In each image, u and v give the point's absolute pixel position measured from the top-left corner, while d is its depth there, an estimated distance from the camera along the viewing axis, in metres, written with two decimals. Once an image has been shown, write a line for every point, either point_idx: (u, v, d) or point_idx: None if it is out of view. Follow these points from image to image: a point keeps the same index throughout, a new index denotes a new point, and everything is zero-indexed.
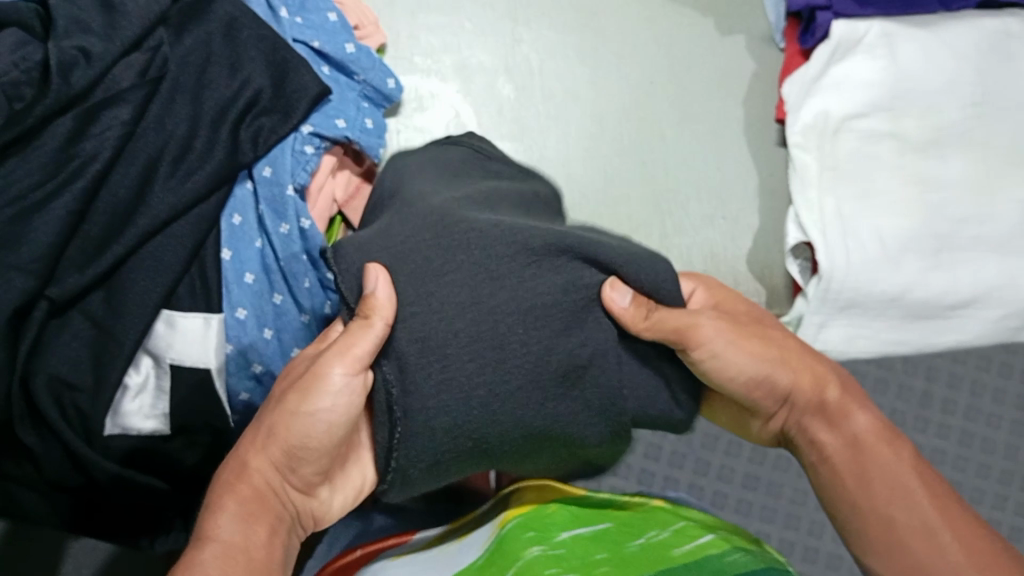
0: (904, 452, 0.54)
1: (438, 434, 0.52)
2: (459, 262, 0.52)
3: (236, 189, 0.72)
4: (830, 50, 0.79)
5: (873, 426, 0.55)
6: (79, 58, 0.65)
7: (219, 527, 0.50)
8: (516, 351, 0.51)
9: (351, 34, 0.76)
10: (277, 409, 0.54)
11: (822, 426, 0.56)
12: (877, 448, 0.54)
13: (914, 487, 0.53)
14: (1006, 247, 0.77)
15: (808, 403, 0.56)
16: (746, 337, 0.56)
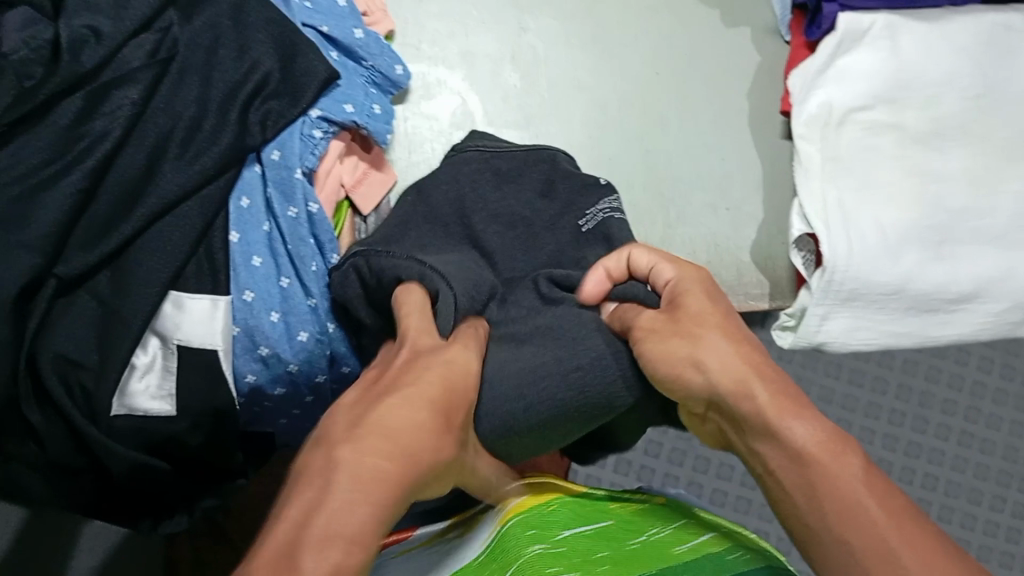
0: (852, 462, 0.46)
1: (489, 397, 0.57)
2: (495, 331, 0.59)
3: (244, 172, 0.72)
4: (835, 42, 0.79)
5: (815, 436, 0.48)
6: (89, 37, 0.65)
7: (354, 514, 0.38)
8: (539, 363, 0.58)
9: (359, 20, 0.76)
10: (424, 422, 0.45)
11: (766, 440, 0.49)
12: (818, 461, 0.47)
13: (863, 500, 0.45)
14: (1006, 240, 0.78)
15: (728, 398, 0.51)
16: (669, 342, 0.54)
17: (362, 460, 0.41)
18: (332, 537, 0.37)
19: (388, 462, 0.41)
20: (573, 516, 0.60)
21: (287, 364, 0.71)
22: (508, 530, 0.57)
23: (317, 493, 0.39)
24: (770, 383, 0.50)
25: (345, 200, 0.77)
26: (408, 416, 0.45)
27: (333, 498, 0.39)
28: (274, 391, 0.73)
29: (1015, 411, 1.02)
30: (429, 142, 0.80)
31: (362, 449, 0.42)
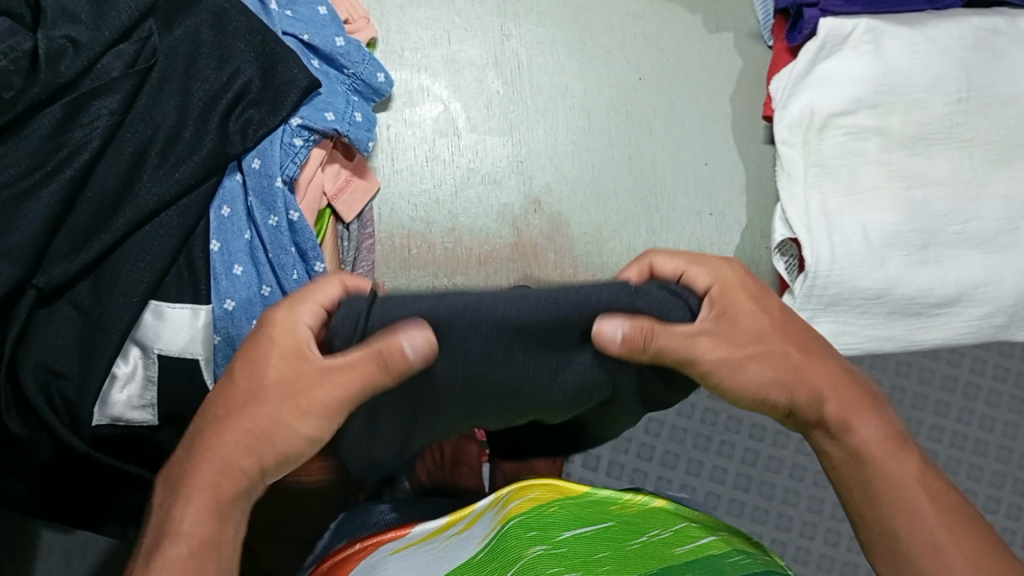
0: (913, 464, 0.47)
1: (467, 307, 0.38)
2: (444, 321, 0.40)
3: (225, 180, 0.72)
4: (817, 47, 0.78)
5: (881, 438, 0.48)
6: (66, 47, 0.65)
7: (188, 516, 0.44)
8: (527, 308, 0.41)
9: (340, 28, 0.76)
10: (249, 436, 0.46)
11: (826, 437, 0.49)
12: (885, 467, 0.47)
13: (914, 503, 0.46)
14: (990, 243, 0.77)
15: (807, 413, 0.48)
16: (752, 355, 0.47)
17: (182, 506, 0.45)
18: (167, 539, 0.44)
19: (197, 503, 0.44)
20: (573, 517, 0.52)
21: None
22: (508, 530, 0.49)
23: (155, 535, 0.45)
24: (839, 386, 0.48)
25: (328, 209, 0.77)
26: (230, 435, 0.46)
27: (168, 518, 0.45)
28: None
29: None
30: (412, 149, 0.81)
31: (184, 496, 0.45)
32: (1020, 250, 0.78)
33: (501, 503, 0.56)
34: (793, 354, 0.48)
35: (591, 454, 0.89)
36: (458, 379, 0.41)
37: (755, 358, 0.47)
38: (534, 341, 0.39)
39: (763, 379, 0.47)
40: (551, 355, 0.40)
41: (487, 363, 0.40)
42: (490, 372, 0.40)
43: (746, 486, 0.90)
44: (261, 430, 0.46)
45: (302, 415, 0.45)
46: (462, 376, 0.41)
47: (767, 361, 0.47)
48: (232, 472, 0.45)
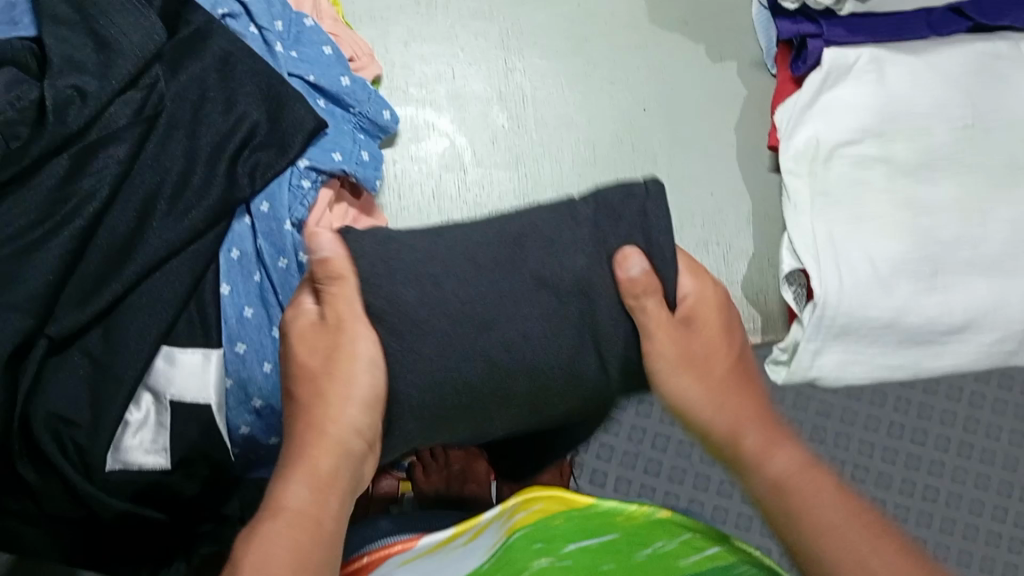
0: (828, 486, 0.48)
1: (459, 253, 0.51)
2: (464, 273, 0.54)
3: (234, 224, 0.72)
4: (822, 77, 0.79)
5: (792, 469, 0.49)
6: (74, 97, 0.65)
7: (292, 494, 0.47)
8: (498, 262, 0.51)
9: (345, 67, 0.76)
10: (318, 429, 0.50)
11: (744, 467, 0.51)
12: (804, 488, 0.48)
13: (833, 534, 0.46)
14: (997, 268, 0.78)
15: (727, 435, 0.52)
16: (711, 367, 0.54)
17: (283, 485, 0.48)
18: (275, 512, 0.46)
19: (294, 482, 0.47)
20: (580, 528, 0.53)
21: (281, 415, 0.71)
22: (515, 541, 0.52)
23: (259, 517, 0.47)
24: (762, 418, 0.52)
25: None
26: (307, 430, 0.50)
27: (272, 501, 0.47)
28: (271, 441, 0.72)
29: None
30: (419, 185, 0.81)
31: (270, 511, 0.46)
32: None
33: (508, 514, 0.57)
34: (717, 373, 0.54)
35: (598, 470, 0.89)
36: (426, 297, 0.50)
37: (702, 377, 0.53)
38: (517, 251, 0.51)
39: (679, 390, 0.53)
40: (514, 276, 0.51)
41: (449, 287, 0.50)
42: (459, 300, 0.50)
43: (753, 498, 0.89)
44: (339, 408, 0.50)
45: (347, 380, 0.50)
46: (431, 293, 0.50)
47: (697, 381, 0.53)
48: (324, 449, 0.49)
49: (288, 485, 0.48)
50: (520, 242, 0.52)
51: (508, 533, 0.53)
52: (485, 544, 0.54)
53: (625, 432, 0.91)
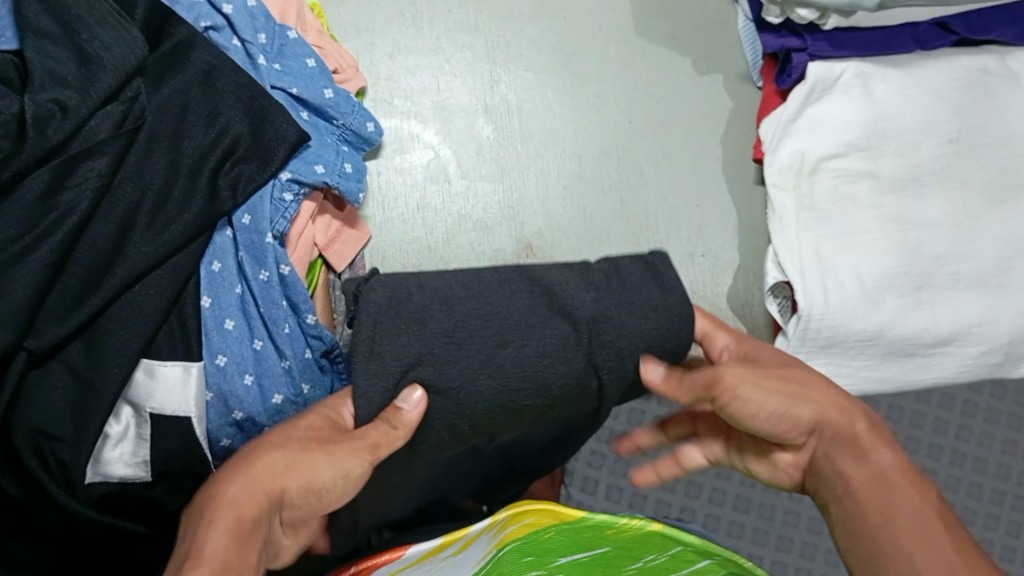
0: (929, 493, 0.50)
1: (465, 307, 0.52)
2: (473, 306, 0.51)
3: (215, 236, 0.72)
4: (806, 91, 0.78)
5: (898, 465, 0.51)
6: (54, 111, 0.65)
7: (204, 562, 0.44)
8: (488, 315, 0.51)
9: (330, 79, 0.76)
10: (246, 476, 0.49)
11: (850, 461, 0.52)
12: (904, 489, 0.50)
13: (914, 552, 0.47)
14: (984, 283, 0.77)
15: (834, 437, 0.53)
16: (792, 390, 0.54)
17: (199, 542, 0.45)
18: None
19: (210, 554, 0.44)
20: (571, 542, 0.52)
21: (263, 428, 0.72)
22: (506, 555, 0.50)
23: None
24: (868, 416, 0.54)
25: (319, 258, 0.77)
26: (237, 477, 0.49)
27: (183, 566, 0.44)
28: None
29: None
30: (404, 198, 0.81)
31: (207, 516, 0.47)
32: (1015, 290, 0.78)
33: (498, 528, 0.54)
34: (836, 396, 0.54)
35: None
36: (447, 311, 0.51)
37: (799, 401, 0.53)
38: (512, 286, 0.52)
39: (771, 406, 0.53)
40: (510, 305, 0.52)
41: (448, 310, 0.51)
42: (467, 318, 0.51)
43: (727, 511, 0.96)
44: (248, 484, 0.49)
45: (301, 468, 0.50)
46: (443, 308, 0.51)
47: (800, 390, 0.54)
48: (241, 500, 0.48)
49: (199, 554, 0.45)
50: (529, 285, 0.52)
51: (498, 546, 0.52)
52: (471, 559, 0.52)
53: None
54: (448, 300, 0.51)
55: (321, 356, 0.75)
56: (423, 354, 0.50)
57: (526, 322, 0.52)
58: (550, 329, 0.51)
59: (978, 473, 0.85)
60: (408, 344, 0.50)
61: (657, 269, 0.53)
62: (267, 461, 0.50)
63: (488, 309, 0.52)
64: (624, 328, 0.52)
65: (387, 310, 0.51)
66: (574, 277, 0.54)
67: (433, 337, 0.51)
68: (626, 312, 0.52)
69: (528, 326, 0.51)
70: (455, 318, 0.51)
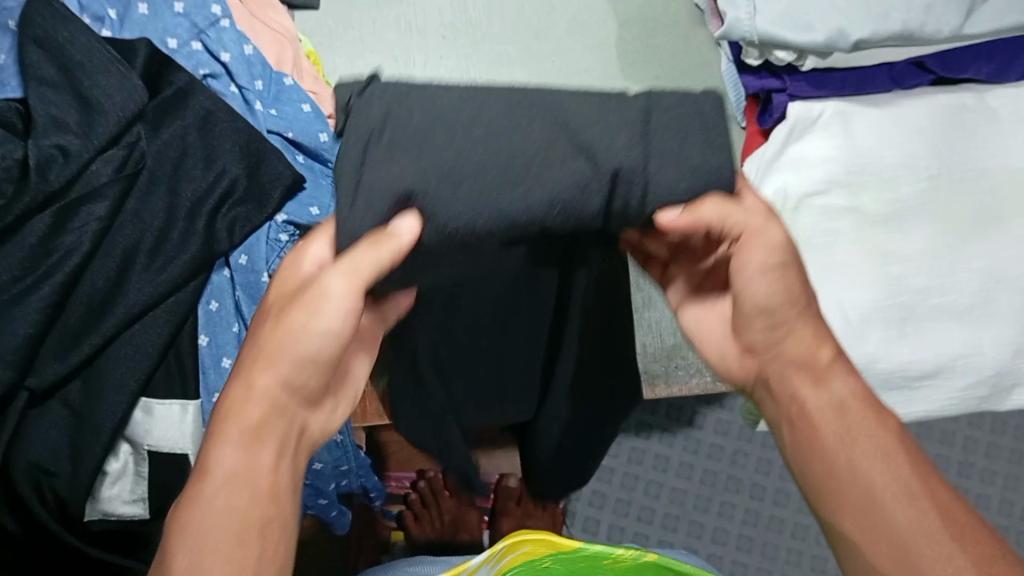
0: (889, 425, 0.53)
1: (477, 118, 0.45)
2: (475, 134, 0.45)
3: (213, 276, 0.73)
4: (788, 129, 0.80)
5: (855, 395, 0.53)
6: (56, 156, 0.67)
7: (225, 455, 0.47)
8: (500, 133, 0.45)
9: (325, 123, 0.77)
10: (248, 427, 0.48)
11: (806, 382, 0.53)
12: (861, 418, 0.53)
13: (879, 493, 0.51)
14: (970, 314, 0.79)
15: (796, 355, 0.53)
16: (794, 292, 0.51)
17: (212, 450, 0.47)
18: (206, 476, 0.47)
19: (225, 447, 0.47)
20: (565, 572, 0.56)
21: None
22: None
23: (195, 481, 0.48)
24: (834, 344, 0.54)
25: None
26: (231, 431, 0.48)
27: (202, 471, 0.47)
28: None
29: (1002, 464, 1.07)
30: None
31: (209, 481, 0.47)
32: (999, 321, 0.79)
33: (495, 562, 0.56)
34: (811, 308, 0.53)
35: (590, 516, 1.03)
36: (448, 133, 0.45)
37: (788, 299, 0.51)
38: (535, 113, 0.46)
39: (772, 290, 0.51)
40: (522, 127, 0.45)
41: (456, 124, 0.45)
42: (476, 138, 0.45)
43: (722, 539, 1.04)
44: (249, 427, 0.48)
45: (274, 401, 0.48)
46: (458, 134, 0.45)
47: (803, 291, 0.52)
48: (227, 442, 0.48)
49: (218, 447, 0.47)
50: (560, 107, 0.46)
51: None
52: None
53: (618, 478, 1.05)
54: (467, 108, 0.45)
55: None
56: (444, 175, 0.44)
57: (536, 154, 0.45)
58: (572, 167, 0.45)
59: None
60: (403, 171, 0.44)
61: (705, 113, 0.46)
62: (265, 387, 0.48)
63: (504, 131, 0.45)
64: (659, 181, 0.46)
65: (382, 140, 0.45)
66: (608, 115, 0.46)
67: (434, 167, 0.44)
68: (675, 166, 0.46)
69: (540, 157, 0.45)
70: (456, 128, 0.45)
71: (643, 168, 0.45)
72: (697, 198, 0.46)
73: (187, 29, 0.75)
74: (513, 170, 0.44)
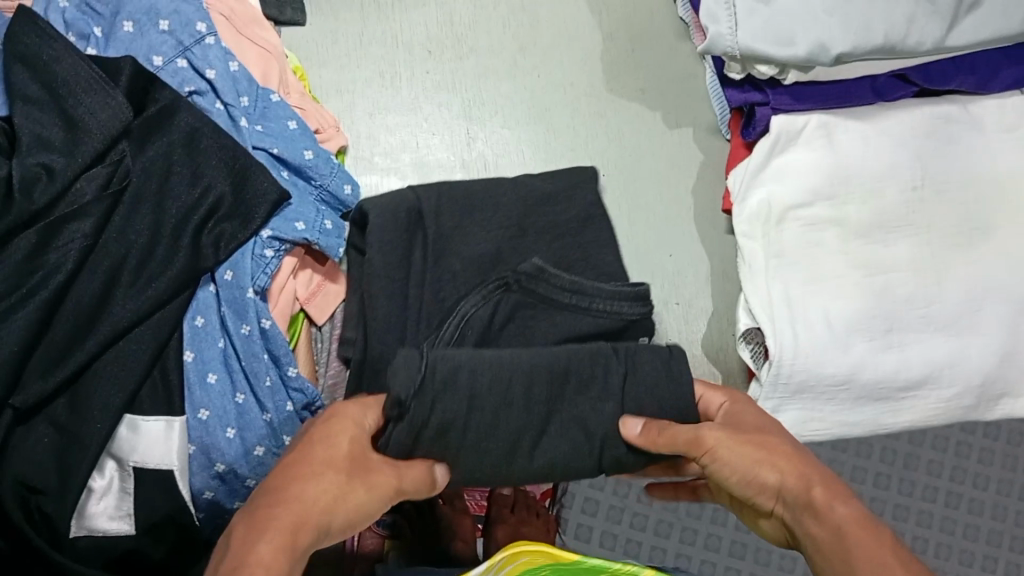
0: (886, 538, 0.48)
1: (474, 441, 0.55)
2: (477, 443, 0.55)
3: (198, 291, 0.74)
4: (770, 143, 0.79)
5: (856, 516, 0.50)
6: (41, 174, 0.67)
7: (336, 506, 0.48)
8: (493, 395, 0.55)
9: (311, 140, 0.78)
10: (342, 505, 0.48)
11: (812, 521, 0.51)
12: (863, 540, 0.48)
13: None
14: (953, 326, 0.78)
15: (794, 495, 0.52)
16: (743, 440, 0.54)
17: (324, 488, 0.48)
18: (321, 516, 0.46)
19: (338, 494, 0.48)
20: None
21: (244, 479, 0.72)
22: None
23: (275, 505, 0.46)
24: (824, 477, 0.52)
25: (301, 312, 0.79)
26: (337, 475, 0.48)
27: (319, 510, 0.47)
28: (234, 505, 0.73)
29: None
30: None
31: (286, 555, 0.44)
32: (984, 330, 0.79)
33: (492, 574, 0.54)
34: (783, 444, 0.54)
35: (584, 526, 0.87)
36: (467, 444, 0.55)
37: (753, 446, 0.54)
38: (531, 420, 0.57)
39: (749, 462, 0.53)
40: (515, 391, 0.56)
41: (464, 438, 0.55)
42: (472, 439, 0.55)
43: (717, 546, 0.88)
44: (338, 505, 0.47)
45: (367, 492, 0.49)
46: (461, 411, 0.54)
47: (757, 449, 0.54)
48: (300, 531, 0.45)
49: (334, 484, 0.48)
50: (541, 428, 0.57)
51: None
52: None
53: (611, 484, 0.89)
54: (462, 362, 0.55)
55: (305, 409, 0.75)
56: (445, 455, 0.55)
57: (529, 426, 0.56)
58: (565, 442, 0.58)
59: (953, 509, 0.85)
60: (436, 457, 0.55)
61: (671, 369, 0.59)
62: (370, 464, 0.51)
63: (489, 399, 0.55)
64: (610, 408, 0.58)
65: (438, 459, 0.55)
66: (598, 395, 0.58)
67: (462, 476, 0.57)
68: (654, 403, 0.59)
69: (541, 427, 0.57)
70: (458, 399, 0.54)
71: (598, 418, 0.58)
72: (629, 424, 0.57)
73: (172, 45, 0.75)
74: (520, 413, 0.56)
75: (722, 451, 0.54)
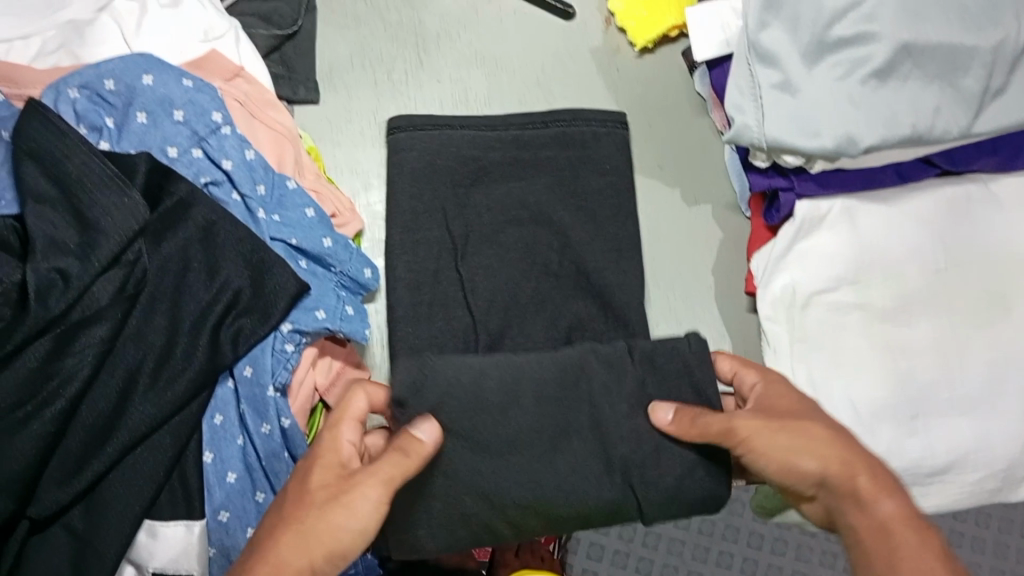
0: (932, 542, 0.56)
1: None
2: None
3: (217, 389, 0.72)
4: (794, 229, 0.79)
5: (898, 511, 0.58)
6: (56, 281, 0.65)
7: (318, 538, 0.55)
8: None
9: (329, 227, 0.76)
10: (326, 541, 0.55)
11: (854, 508, 0.59)
12: (905, 535, 0.56)
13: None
14: (978, 409, 0.77)
15: (839, 482, 0.59)
16: (776, 431, 0.60)
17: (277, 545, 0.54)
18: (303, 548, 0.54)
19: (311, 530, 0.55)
20: None
21: None
22: None
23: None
24: (874, 469, 0.59)
25: (320, 402, 0.78)
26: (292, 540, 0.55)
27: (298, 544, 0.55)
28: None
29: None
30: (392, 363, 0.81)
31: None
32: (1007, 414, 0.77)
33: None
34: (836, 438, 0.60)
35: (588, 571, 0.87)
36: None
37: (787, 430, 0.60)
38: None
39: (774, 455, 0.59)
40: None
41: None
42: None
43: None
44: (324, 528, 0.55)
45: (347, 515, 0.55)
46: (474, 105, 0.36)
47: (794, 438, 0.60)
48: (295, 563, 0.54)
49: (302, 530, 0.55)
50: None
51: None
52: None
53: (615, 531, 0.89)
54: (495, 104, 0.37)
55: None
56: None
57: None
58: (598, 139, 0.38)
59: None
60: None
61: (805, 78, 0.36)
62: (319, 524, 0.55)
63: None
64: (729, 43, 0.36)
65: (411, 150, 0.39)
66: None
67: None
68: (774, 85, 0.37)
69: None
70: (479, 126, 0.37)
71: None
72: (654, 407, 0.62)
73: (187, 136, 0.73)
74: None
75: (764, 437, 0.60)
